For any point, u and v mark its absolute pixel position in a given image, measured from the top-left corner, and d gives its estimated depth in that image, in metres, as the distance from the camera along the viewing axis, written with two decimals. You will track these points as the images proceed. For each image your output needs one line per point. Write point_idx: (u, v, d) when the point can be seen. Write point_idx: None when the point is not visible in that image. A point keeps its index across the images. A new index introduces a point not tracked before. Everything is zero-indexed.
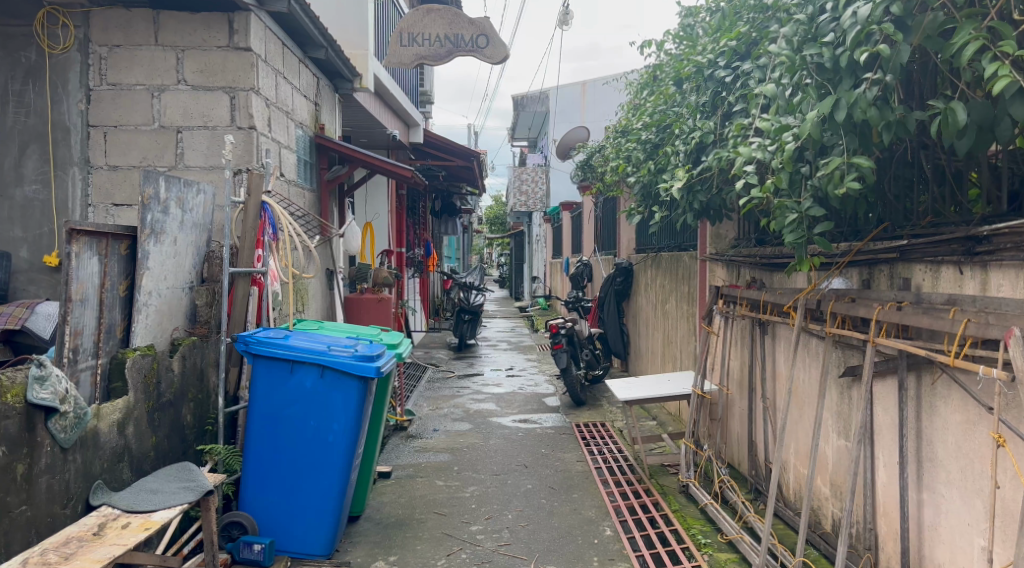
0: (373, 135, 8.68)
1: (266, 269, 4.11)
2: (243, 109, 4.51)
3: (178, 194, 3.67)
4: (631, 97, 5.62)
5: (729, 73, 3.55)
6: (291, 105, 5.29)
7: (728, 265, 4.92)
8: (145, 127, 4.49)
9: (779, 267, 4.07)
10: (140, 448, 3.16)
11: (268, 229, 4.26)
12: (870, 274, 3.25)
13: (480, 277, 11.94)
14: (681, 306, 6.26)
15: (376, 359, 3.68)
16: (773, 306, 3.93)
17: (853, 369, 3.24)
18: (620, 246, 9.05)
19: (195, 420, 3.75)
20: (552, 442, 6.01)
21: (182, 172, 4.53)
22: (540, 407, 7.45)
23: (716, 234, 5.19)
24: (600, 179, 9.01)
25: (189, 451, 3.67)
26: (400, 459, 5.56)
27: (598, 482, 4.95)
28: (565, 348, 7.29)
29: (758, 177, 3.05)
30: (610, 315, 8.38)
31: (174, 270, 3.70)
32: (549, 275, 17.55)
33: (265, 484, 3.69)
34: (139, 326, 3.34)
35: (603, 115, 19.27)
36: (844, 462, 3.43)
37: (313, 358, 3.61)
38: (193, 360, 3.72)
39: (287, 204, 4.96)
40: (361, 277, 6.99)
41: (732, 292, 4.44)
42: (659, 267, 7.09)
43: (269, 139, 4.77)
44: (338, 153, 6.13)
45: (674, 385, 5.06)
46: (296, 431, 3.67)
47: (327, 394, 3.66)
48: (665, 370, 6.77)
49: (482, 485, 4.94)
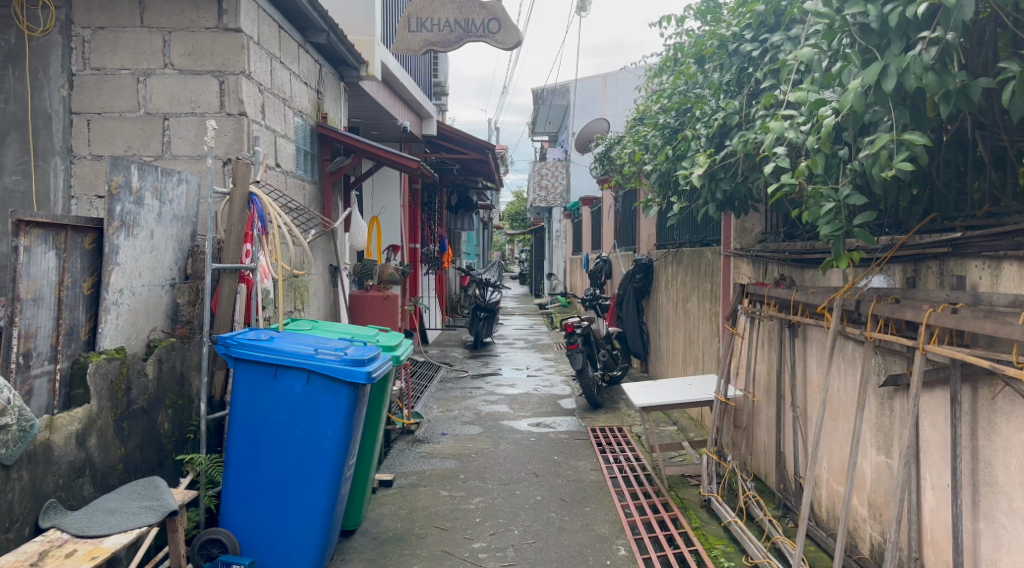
0: (384, 127, 8.39)
1: (253, 265, 3.84)
2: (233, 94, 4.23)
3: (154, 183, 3.41)
4: (651, 82, 5.25)
5: (756, 47, 3.18)
6: (289, 91, 5.01)
7: (755, 261, 4.54)
8: (130, 114, 4.24)
9: (812, 263, 3.71)
10: (105, 461, 2.89)
11: (256, 221, 3.92)
12: (916, 271, 2.88)
13: (497, 274, 11.66)
14: (704, 305, 5.88)
15: (367, 364, 3.37)
16: (804, 306, 3.56)
17: (897, 379, 2.88)
18: (640, 243, 8.67)
19: (175, 427, 3.48)
20: (565, 448, 5.68)
21: (168, 162, 4.26)
22: (555, 409, 7.13)
23: (742, 228, 4.82)
24: (619, 171, 8.63)
25: (165, 461, 3.40)
26: (404, 465, 5.27)
27: (612, 494, 4.61)
28: (581, 348, 6.95)
29: (789, 161, 2.69)
30: (629, 314, 8.00)
31: (151, 267, 3.44)
32: (568, 272, 17.18)
33: (246, 499, 3.42)
34: (108, 326, 3.08)
35: (624, 107, 18.82)
36: (886, 482, 3.06)
37: (298, 363, 3.32)
38: (171, 364, 3.45)
39: (281, 196, 4.69)
40: (366, 274, 6.70)
41: (758, 291, 4.07)
42: (681, 263, 6.71)
43: (262, 127, 4.49)
44: (342, 143, 5.84)
45: (695, 390, 4.69)
46: (281, 441, 3.38)
47: (314, 402, 3.36)
48: (686, 372, 6.42)
49: (489, 496, 4.63)
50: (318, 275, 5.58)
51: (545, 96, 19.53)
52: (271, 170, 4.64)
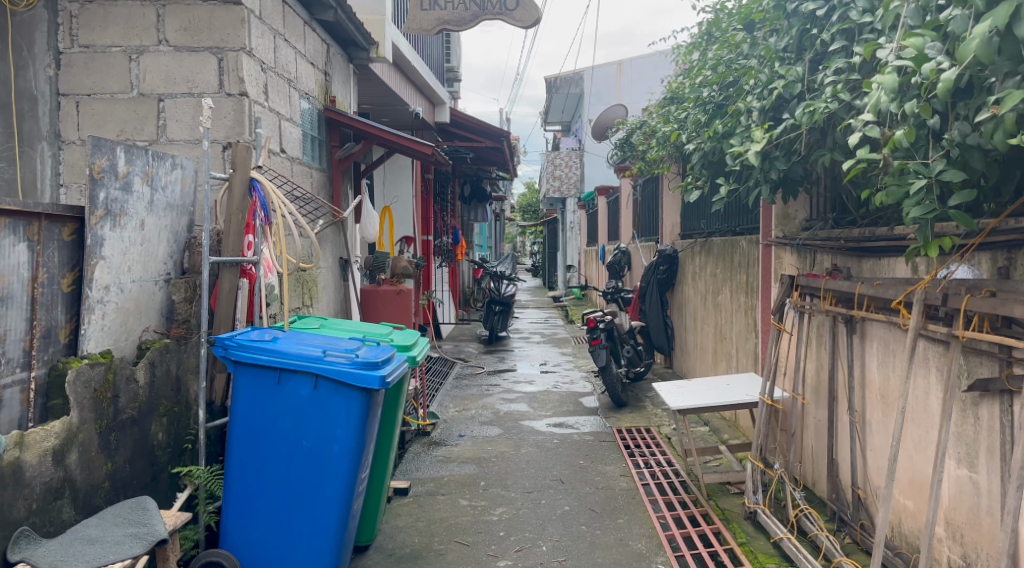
0: (395, 113, 8.05)
1: (256, 259, 3.52)
2: (233, 72, 3.88)
3: (145, 168, 3.09)
4: (686, 59, 4.88)
5: (820, 5, 2.79)
6: (294, 72, 4.66)
7: (802, 250, 4.17)
8: (122, 95, 3.92)
9: (872, 251, 3.40)
10: (87, 480, 2.57)
11: (259, 211, 3.61)
12: (1011, 260, 2.45)
13: (512, 266, 11.32)
14: (738, 299, 5.51)
15: (382, 367, 3.03)
16: (869, 300, 3.20)
17: (988, 384, 2.50)
18: (663, 232, 8.19)
19: (170, 437, 3.15)
20: (591, 452, 5.32)
21: (164, 147, 3.94)
22: (576, 408, 6.78)
23: (784, 214, 4.44)
24: (642, 157, 8.26)
25: (160, 475, 3.08)
26: (420, 471, 4.94)
27: (646, 503, 4.26)
28: (604, 344, 6.60)
29: (871, 131, 2.31)
30: (653, 307, 7.58)
31: (142, 260, 3.12)
32: (584, 263, 16.79)
33: (250, 517, 3.10)
34: (92, 328, 2.77)
35: (639, 94, 18.35)
36: (969, 500, 2.68)
37: (305, 367, 2.98)
38: (166, 367, 3.13)
39: (287, 183, 4.35)
40: (378, 266, 6.44)
41: (810, 283, 3.70)
42: (710, 254, 6.33)
43: (264, 108, 4.15)
44: (351, 128, 5.49)
45: (736, 391, 4.32)
46: (286, 453, 3.05)
47: (323, 410, 3.02)
48: (717, 369, 6.05)
49: (514, 506, 4.29)
50: (327, 269, 5.26)
51: (558, 84, 19.10)
52: (275, 156, 4.30)
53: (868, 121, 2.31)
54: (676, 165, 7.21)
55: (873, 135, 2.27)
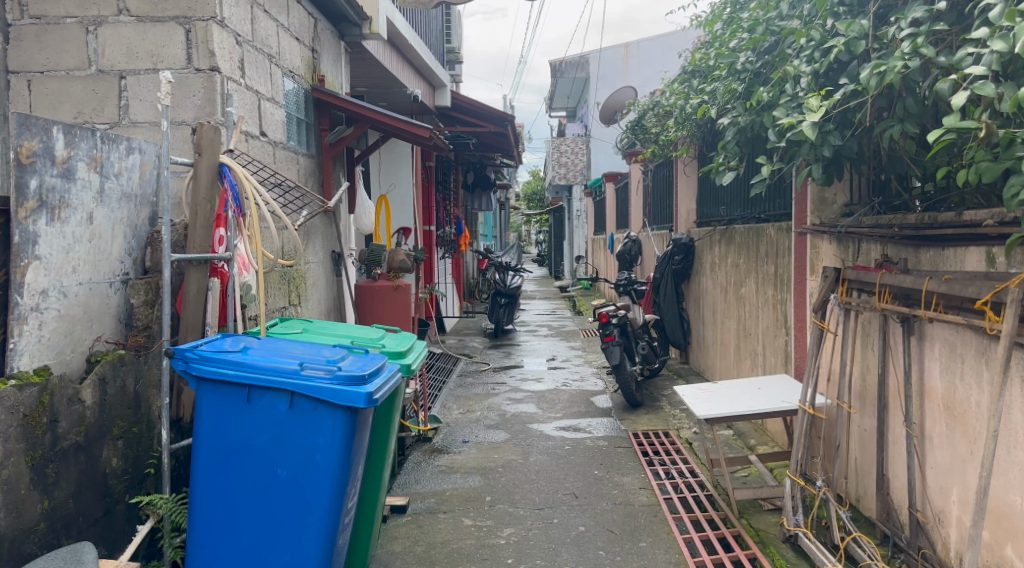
0: (393, 96, 7.59)
1: (228, 255, 3.11)
2: (202, 45, 3.44)
3: (93, 152, 2.66)
4: (711, 29, 4.41)
5: None
6: (275, 47, 4.22)
7: (844, 238, 3.72)
8: (78, 72, 3.46)
9: (934, 241, 3.01)
10: (13, 524, 2.16)
11: (231, 201, 3.21)
12: None
13: (518, 257, 10.92)
14: (765, 292, 5.06)
15: (368, 382, 2.61)
16: (939, 299, 2.79)
17: None
18: (678, 219, 7.57)
19: (128, 463, 2.74)
20: (606, 460, 4.90)
21: (126, 130, 3.48)
22: (589, 409, 6.34)
23: (821, 198, 3.99)
24: (656, 141, 7.81)
25: (115, 508, 2.66)
26: (420, 484, 4.52)
27: (671, 522, 3.85)
28: (618, 341, 6.15)
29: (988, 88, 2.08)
30: (668, 300, 7.15)
31: (92, 259, 2.70)
32: (591, 252, 16.36)
33: (218, 556, 2.68)
34: (25, 340, 2.36)
35: (649, 77, 17.80)
36: None
37: (278, 382, 2.55)
38: (120, 383, 2.70)
39: (267, 170, 3.92)
40: (374, 261, 5.68)
41: (861, 277, 3.26)
42: (732, 243, 5.87)
43: (240, 85, 3.71)
44: (342, 110, 5.05)
45: (770, 397, 3.88)
46: (259, 483, 2.63)
47: (301, 434, 2.59)
48: (741, 368, 5.61)
49: (523, 526, 3.87)
50: (317, 264, 4.84)
51: (563, 68, 18.58)
52: (253, 139, 3.87)
53: (976, 74, 2.14)
54: (692, 148, 6.75)
55: (987, 94, 2.03)
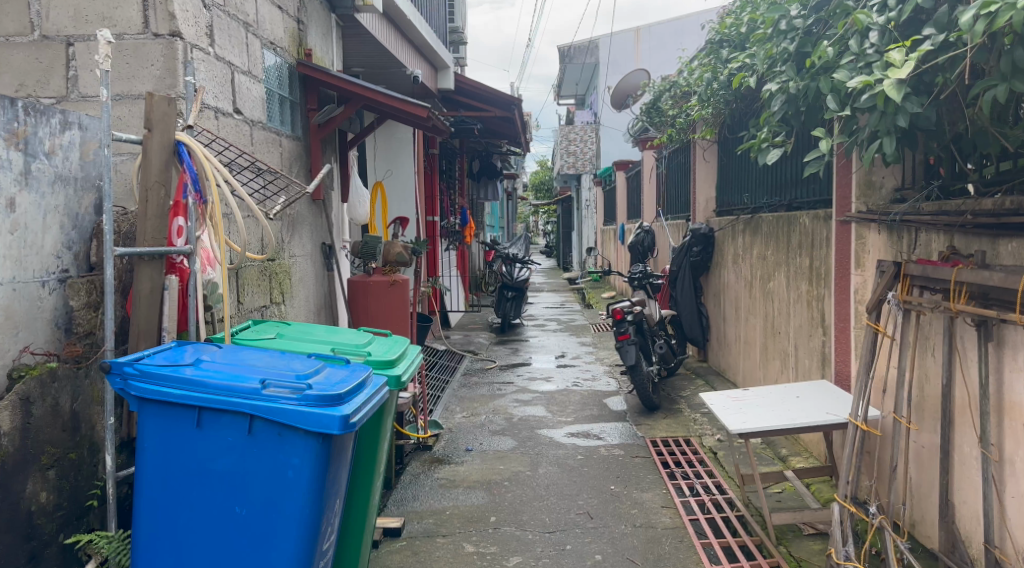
0: (392, 77, 7.11)
1: (187, 250, 2.67)
2: (161, 6, 2.98)
3: (11, 125, 2.23)
4: None
5: None
6: (252, 14, 3.76)
7: (897, 227, 3.24)
8: (19, 38, 3.01)
9: (1019, 229, 2.54)
10: None
11: (188, 187, 2.75)
12: None
13: (525, 248, 10.44)
14: (798, 287, 4.58)
15: (344, 402, 2.15)
16: None
17: None
18: (695, 208, 7.16)
19: (63, 497, 2.31)
20: (623, 472, 4.45)
21: (76, 105, 3.04)
22: (603, 412, 5.90)
23: (867, 181, 3.52)
24: (673, 126, 7.31)
25: (43, 552, 2.23)
26: (418, 501, 4.08)
27: (699, 548, 3.40)
28: (633, 340, 5.66)
29: None
30: (686, 294, 6.66)
31: (19, 254, 2.27)
32: (601, 243, 15.87)
33: None
34: None
35: (661, 62, 17.27)
36: None
37: (233, 403, 2.11)
38: (52, 401, 2.28)
39: (241, 153, 3.48)
40: (369, 254, 5.22)
41: (928, 274, 2.79)
42: (758, 233, 5.40)
43: (207, 55, 3.25)
44: (330, 87, 4.58)
45: (812, 408, 3.41)
46: (214, 524, 2.18)
47: (262, 464, 2.15)
48: (769, 370, 5.15)
49: (533, 554, 3.42)
50: (305, 258, 4.40)
51: (572, 53, 18.09)
52: (223, 116, 3.43)
53: None
54: (714, 130, 6.26)
55: None
